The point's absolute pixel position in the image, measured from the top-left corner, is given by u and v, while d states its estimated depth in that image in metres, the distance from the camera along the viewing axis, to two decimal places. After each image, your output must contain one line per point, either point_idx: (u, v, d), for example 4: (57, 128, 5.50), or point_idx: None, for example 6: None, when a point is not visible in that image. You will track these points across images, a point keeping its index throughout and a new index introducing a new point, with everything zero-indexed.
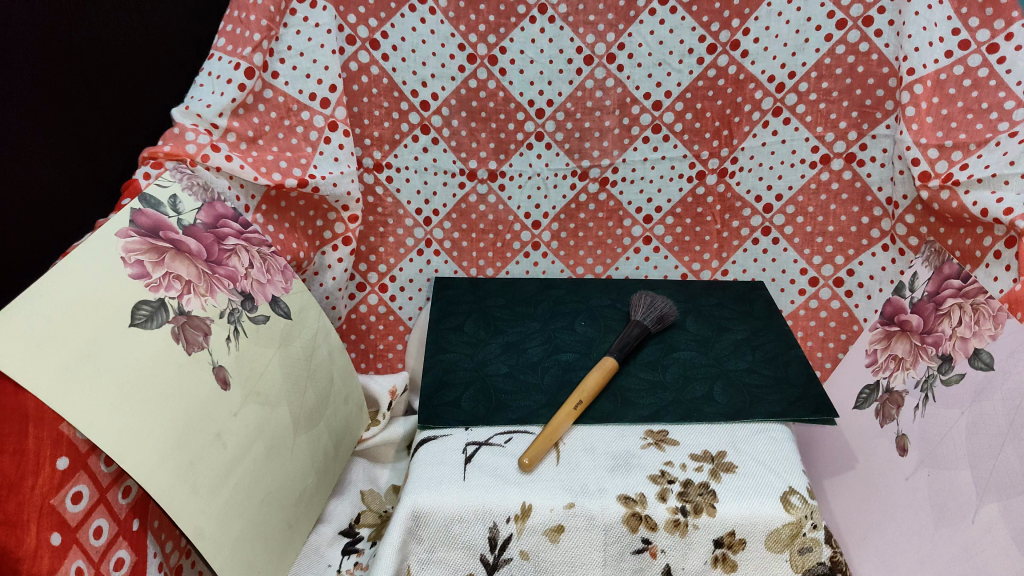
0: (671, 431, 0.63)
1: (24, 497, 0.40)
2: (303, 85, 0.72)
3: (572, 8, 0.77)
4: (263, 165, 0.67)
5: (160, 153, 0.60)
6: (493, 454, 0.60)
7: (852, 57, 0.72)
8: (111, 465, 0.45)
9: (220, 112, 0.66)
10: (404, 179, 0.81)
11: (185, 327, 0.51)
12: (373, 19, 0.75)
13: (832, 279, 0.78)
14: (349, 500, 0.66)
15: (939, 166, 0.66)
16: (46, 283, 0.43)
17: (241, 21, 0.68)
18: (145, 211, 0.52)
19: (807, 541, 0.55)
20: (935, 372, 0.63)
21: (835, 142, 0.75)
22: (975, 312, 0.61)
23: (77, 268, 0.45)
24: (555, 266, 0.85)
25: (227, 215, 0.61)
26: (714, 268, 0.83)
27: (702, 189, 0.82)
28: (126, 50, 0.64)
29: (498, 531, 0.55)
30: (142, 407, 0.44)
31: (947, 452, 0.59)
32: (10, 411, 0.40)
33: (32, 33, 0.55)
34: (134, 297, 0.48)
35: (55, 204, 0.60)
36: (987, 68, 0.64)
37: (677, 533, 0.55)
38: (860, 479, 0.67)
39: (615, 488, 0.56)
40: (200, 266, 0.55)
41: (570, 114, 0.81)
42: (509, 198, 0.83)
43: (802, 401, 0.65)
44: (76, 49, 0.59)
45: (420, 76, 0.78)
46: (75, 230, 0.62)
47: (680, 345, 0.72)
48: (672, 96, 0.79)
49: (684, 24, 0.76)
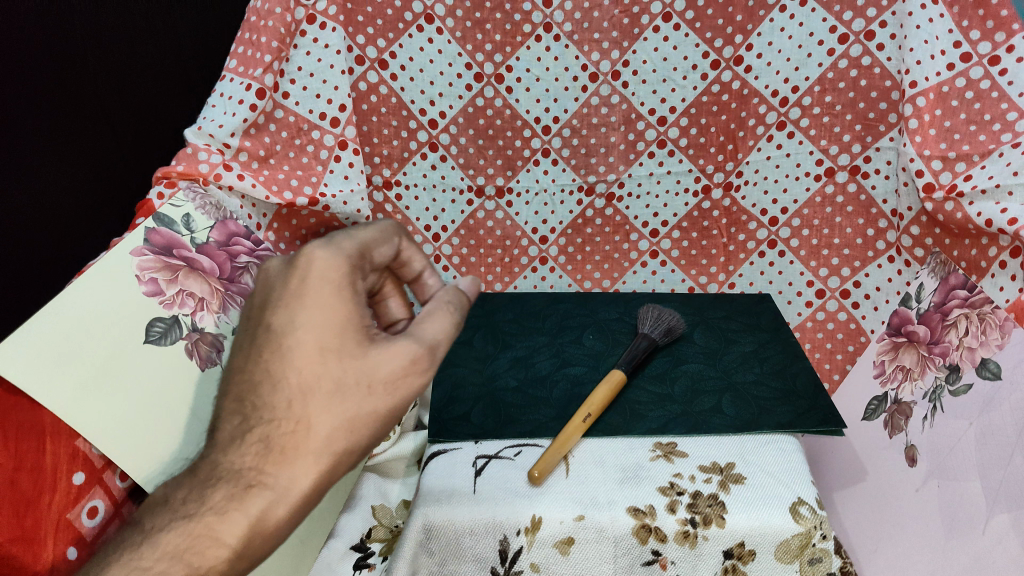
0: (680, 444, 0.63)
1: (41, 514, 0.42)
2: (313, 105, 0.73)
3: (576, 27, 0.78)
4: (273, 184, 0.68)
5: (173, 173, 0.63)
6: (503, 467, 0.61)
7: (854, 71, 0.73)
8: (127, 481, 0.47)
9: (232, 132, 0.67)
10: (413, 197, 0.83)
11: (197, 344, 0.53)
12: (382, 40, 0.77)
13: (839, 291, 0.78)
14: (359, 514, 0.64)
15: (943, 178, 0.66)
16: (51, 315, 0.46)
17: (252, 42, 0.69)
18: (159, 230, 0.55)
19: (816, 551, 0.55)
20: (942, 383, 0.64)
21: (839, 155, 0.76)
22: (982, 323, 0.62)
23: (63, 301, 0.46)
24: (563, 281, 0.85)
25: (240, 233, 0.62)
26: (720, 282, 0.83)
27: (708, 203, 0.82)
28: (143, 77, 0.68)
29: (508, 544, 0.56)
30: (343, 343, 0.44)
31: (953, 462, 0.59)
32: (28, 427, 0.43)
33: (25, 65, 0.63)
34: (147, 316, 0.51)
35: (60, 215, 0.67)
36: (989, 80, 0.64)
37: (687, 544, 0.56)
38: (870, 490, 0.67)
39: (624, 500, 0.57)
40: (214, 284, 0.57)
41: (576, 131, 0.82)
42: (516, 214, 0.84)
43: (810, 412, 0.66)
44: (86, 79, 0.65)
45: (427, 95, 0.80)
46: (82, 239, 0.69)
47: (687, 358, 0.72)
48: (676, 111, 0.80)
49: (688, 41, 0.78)
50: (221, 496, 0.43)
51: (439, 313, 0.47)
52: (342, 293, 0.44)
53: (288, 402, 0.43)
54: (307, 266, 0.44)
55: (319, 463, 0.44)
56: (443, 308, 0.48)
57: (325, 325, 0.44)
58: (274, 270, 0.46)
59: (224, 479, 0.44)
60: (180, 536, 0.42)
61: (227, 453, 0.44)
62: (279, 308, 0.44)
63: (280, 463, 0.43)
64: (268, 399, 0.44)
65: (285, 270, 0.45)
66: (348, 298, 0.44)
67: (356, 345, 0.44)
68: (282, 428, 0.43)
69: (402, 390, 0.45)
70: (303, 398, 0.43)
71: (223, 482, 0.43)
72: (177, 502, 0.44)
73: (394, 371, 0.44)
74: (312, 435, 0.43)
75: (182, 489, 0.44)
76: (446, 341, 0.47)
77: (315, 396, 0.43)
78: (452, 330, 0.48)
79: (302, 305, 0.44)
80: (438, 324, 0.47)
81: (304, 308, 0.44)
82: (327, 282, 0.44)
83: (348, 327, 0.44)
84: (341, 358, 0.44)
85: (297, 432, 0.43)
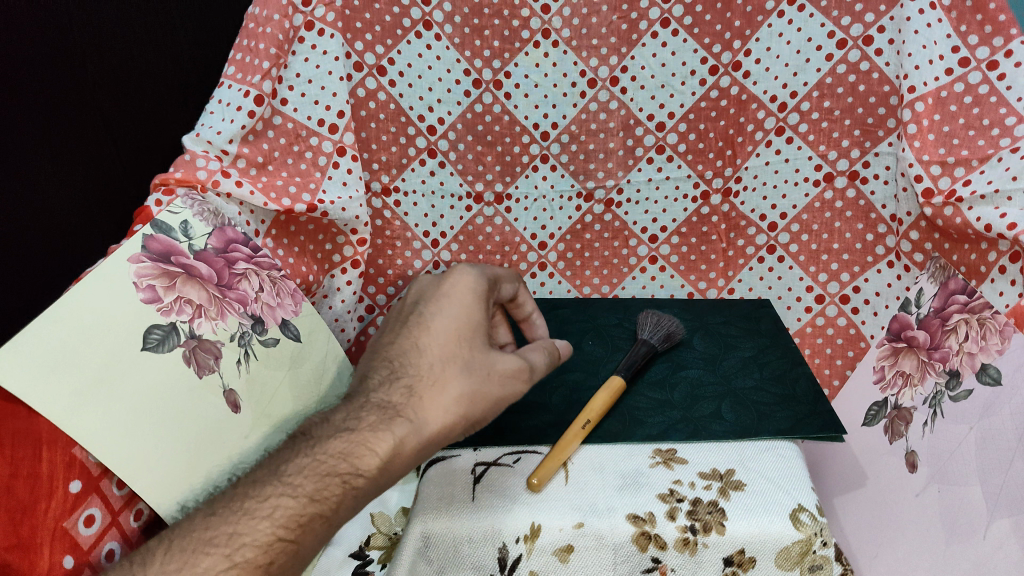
0: (680, 450, 0.63)
1: (37, 521, 0.43)
2: (311, 111, 0.72)
3: (574, 33, 0.78)
4: (273, 191, 0.68)
5: (171, 180, 0.62)
6: (502, 474, 0.61)
7: (853, 76, 0.73)
8: (123, 489, 0.48)
9: (230, 139, 0.67)
10: (411, 203, 0.82)
11: (196, 351, 0.53)
12: (380, 47, 0.77)
13: (838, 296, 0.78)
14: (358, 521, 0.64)
15: (942, 183, 0.66)
16: (53, 319, 0.46)
17: (251, 50, 0.69)
18: (156, 237, 0.54)
19: (817, 558, 0.55)
20: (942, 389, 0.64)
21: (838, 160, 0.76)
22: (981, 328, 0.62)
23: (60, 309, 0.46)
24: (563, 286, 0.84)
25: (238, 239, 0.61)
26: (720, 287, 0.82)
27: (706, 209, 0.82)
28: (141, 80, 0.69)
29: (508, 551, 0.56)
30: (477, 334, 0.54)
31: (955, 467, 0.59)
32: (23, 434, 0.43)
33: (30, 69, 0.61)
34: (145, 323, 0.50)
35: (59, 222, 0.67)
36: (987, 85, 0.64)
37: (686, 551, 0.56)
38: (869, 497, 0.67)
39: (624, 507, 0.57)
40: (211, 290, 0.57)
41: (575, 136, 0.82)
42: (514, 219, 0.84)
43: (810, 418, 0.66)
44: (87, 85, 0.65)
45: (426, 101, 0.80)
46: (81, 244, 0.69)
47: (686, 364, 0.72)
48: (674, 117, 0.80)
49: (685, 47, 0.77)
50: (368, 426, 0.49)
51: (538, 348, 0.58)
52: (480, 300, 0.56)
53: (432, 361, 0.52)
54: (453, 279, 0.57)
55: (451, 412, 0.51)
56: (541, 346, 0.59)
57: (466, 315, 0.54)
58: (422, 283, 0.58)
59: (375, 406, 0.50)
60: (343, 441, 0.48)
61: (377, 391, 0.51)
62: (428, 302, 0.55)
63: (424, 403, 0.50)
64: (413, 358, 0.52)
65: (437, 280, 0.57)
66: (482, 305, 0.56)
67: (485, 340, 0.54)
68: (424, 380, 0.51)
69: (515, 383, 0.54)
70: (444, 360, 0.52)
71: (369, 416, 0.49)
72: (337, 420, 0.49)
73: (510, 366, 0.54)
74: (446, 390, 0.51)
75: (327, 421, 0.50)
76: (540, 368, 0.57)
77: (454, 361, 0.52)
78: (546, 365, 0.58)
79: (449, 300, 0.55)
80: (538, 355, 0.58)
81: (451, 302, 0.55)
82: (471, 288, 0.56)
83: (479, 325, 0.54)
84: (475, 341, 0.54)
85: (438, 385, 0.51)
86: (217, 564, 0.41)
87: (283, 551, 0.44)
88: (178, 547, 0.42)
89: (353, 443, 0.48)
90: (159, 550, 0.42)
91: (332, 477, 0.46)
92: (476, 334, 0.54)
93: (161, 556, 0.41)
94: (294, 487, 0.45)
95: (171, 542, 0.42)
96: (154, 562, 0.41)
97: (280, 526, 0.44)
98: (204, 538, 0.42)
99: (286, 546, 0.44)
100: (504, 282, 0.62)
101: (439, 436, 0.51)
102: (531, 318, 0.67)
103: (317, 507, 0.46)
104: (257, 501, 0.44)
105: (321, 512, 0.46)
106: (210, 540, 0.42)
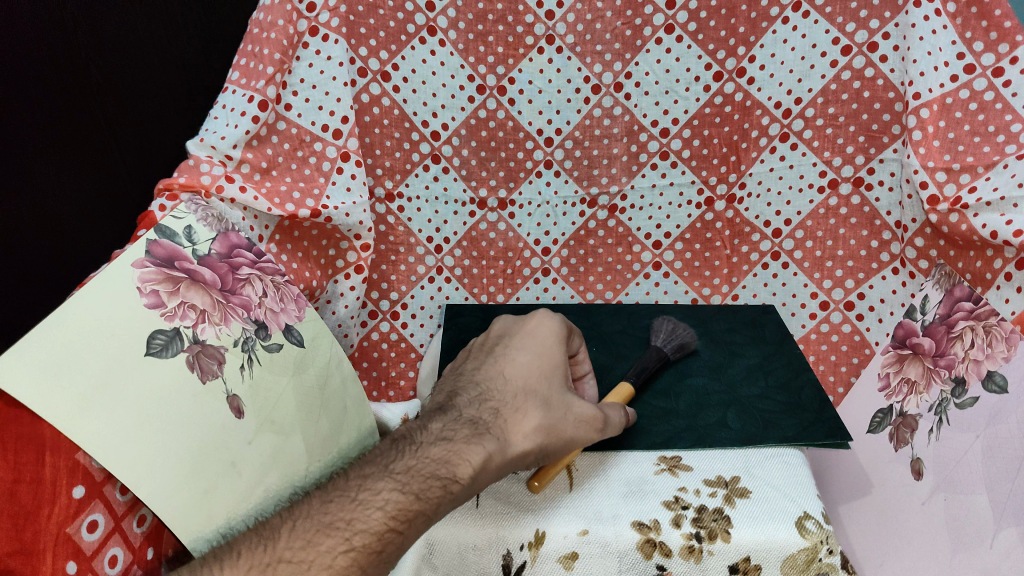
0: (685, 457, 0.63)
1: (39, 527, 0.42)
2: (316, 117, 0.72)
3: (578, 39, 0.79)
4: (276, 197, 0.68)
5: (176, 185, 0.62)
6: (507, 482, 0.60)
7: (857, 83, 0.73)
8: (126, 494, 0.48)
9: (234, 144, 0.67)
10: (415, 209, 0.82)
11: (199, 356, 0.53)
12: (384, 52, 0.77)
13: (843, 303, 0.78)
14: None
15: (947, 190, 0.66)
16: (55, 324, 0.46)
17: (255, 55, 0.69)
18: (160, 242, 0.54)
19: (823, 566, 0.55)
20: (948, 396, 0.64)
21: (842, 167, 0.76)
22: (987, 335, 0.61)
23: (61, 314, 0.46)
24: (566, 292, 0.84)
25: (241, 245, 0.61)
26: (724, 293, 0.82)
27: (711, 215, 0.82)
28: (143, 86, 0.70)
29: (511, 559, 0.56)
30: (554, 375, 0.59)
31: (963, 475, 0.59)
32: (27, 439, 0.43)
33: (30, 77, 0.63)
34: (149, 328, 0.50)
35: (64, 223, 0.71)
36: (992, 91, 0.64)
37: (692, 559, 0.55)
38: (875, 504, 0.67)
39: (629, 515, 0.57)
40: (215, 296, 0.57)
41: (579, 142, 0.82)
42: (518, 225, 0.84)
43: (816, 425, 0.65)
44: (87, 90, 0.67)
45: (430, 106, 0.80)
46: (85, 243, 0.73)
47: (692, 372, 0.72)
48: (678, 123, 0.80)
49: (690, 53, 0.77)
50: (466, 437, 0.51)
51: (614, 407, 0.61)
52: (559, 346, 0.61)
53: (516, 390, 0.56)
54: (535, 323, 0.62)
55: (535, 438, 0.54)
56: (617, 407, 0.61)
57: (547, 357, 0.59)
58: (505, 327, 0.64)
59: (467, 423, 0.53)
60: (442, 448, 0.50)
61: (467, 410, 0.55)
62: (513, 342, 0.61)
63: (510, 426, 0.54)
64: (500, 387, 0.57)
65: (521, 324, 0.63)
66: (562, 348, 0.61)
67: (562, 381, 0.59)
68: (510, 407, 0.55)
69: (589, 427, 0.57)
70: (526, 392, 0.56)
71: (466, 430, 0.52)
72: (437, 429, 0.52)
73: (587, 410, 0.57)
74: (530, 416, 0.55)
75: (424, 429, 0.52)
76: (615, 425, 0.60)
77: (535, 394, 0.56)
78: (620, 426, 0.61)
79: (532, 341, 0.60)
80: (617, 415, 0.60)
81: (534, 342, 0.60)
82: (553, 334, 0.61)
83: (558, 367, 0.59)
84: (555, 381, 0.58)
85: (521, 412, 0.55)
86: (336, 546, 0.43)
87: (391, 542, 0.45)
88: (303, 526, 0.44)
89: (454, 450, 0.50)
90: (285, 528, 0.44)
91: (436, 479, 0.48)
92: (555, 374, 0.59)
93: (288, 533, 0.43)
94: (404, 483, 0.47)
95: (295, 523, 0.44)
96: (281, 537, 0.43)
97: (391, 517, 0.45)
98: (324, 520, 0.44)
99: (395, 537, 0.45)
100: (579, 338, 0.66)
101: (521, 459, 0.54)
102: (586, 378, 0.67)
103: (421, 506, 0.47)
104: (370, 493, 0.46)
105: (424, 511, 0.47)
106: (327, 525, 0.44)
